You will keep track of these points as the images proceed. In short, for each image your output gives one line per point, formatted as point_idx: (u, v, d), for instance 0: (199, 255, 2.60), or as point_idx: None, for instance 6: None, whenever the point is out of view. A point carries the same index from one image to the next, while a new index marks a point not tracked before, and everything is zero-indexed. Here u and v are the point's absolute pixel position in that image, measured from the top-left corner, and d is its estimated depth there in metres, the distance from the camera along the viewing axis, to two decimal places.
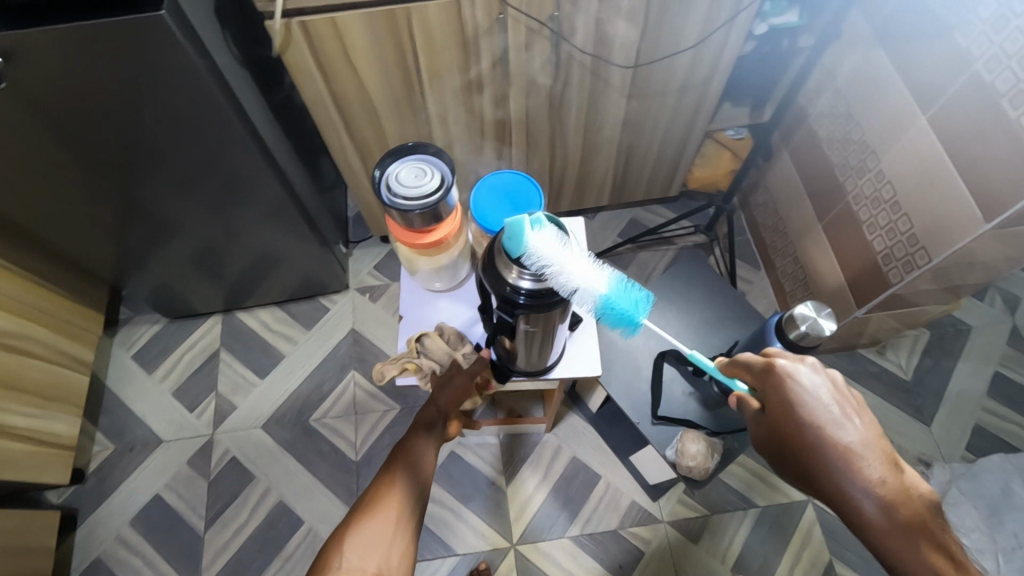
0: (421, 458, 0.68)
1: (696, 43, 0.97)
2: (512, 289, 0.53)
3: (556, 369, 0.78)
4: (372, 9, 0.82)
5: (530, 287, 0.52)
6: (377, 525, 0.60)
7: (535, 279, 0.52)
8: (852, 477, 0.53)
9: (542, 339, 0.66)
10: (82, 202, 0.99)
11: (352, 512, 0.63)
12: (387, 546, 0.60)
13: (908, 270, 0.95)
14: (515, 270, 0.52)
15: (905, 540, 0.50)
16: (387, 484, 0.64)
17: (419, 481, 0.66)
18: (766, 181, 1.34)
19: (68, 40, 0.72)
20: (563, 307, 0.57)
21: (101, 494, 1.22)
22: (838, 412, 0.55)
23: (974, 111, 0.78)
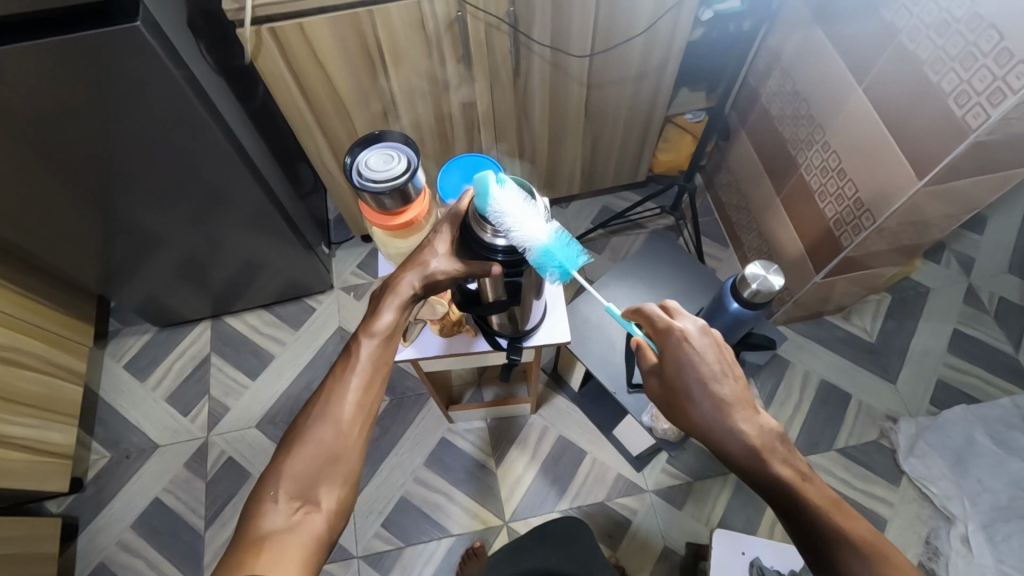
0: (390, 341, 0.61)
1: (647, 29, 1.02)
2: (489, 246, 0.59)
3: (534, 336, 0.84)
4: (337, 13, 0.87)
5: (506, 244, 0.59)
6: (327, 428, 0.54)
7: (511, 236, 0.58)
8: (723, 422, 0.58)
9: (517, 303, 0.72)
10: (68, 216, 1.02)
11: (286, 437, 0.55)
12: (339, 472, 0.54)
13: (857, 232, 1.01)
14: (489, 230, 0.58)
15: (758, 464, 0.57)
16: (347, 367, 0.58)
17: (385, 369, 0.60)
18: (727, 161, 1.40)
19: (45, 55, 0.75)
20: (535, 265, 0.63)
21: (100, 503, 1.24)
22: (718, 369, 0.59)
23: (902, 79, 0.84)
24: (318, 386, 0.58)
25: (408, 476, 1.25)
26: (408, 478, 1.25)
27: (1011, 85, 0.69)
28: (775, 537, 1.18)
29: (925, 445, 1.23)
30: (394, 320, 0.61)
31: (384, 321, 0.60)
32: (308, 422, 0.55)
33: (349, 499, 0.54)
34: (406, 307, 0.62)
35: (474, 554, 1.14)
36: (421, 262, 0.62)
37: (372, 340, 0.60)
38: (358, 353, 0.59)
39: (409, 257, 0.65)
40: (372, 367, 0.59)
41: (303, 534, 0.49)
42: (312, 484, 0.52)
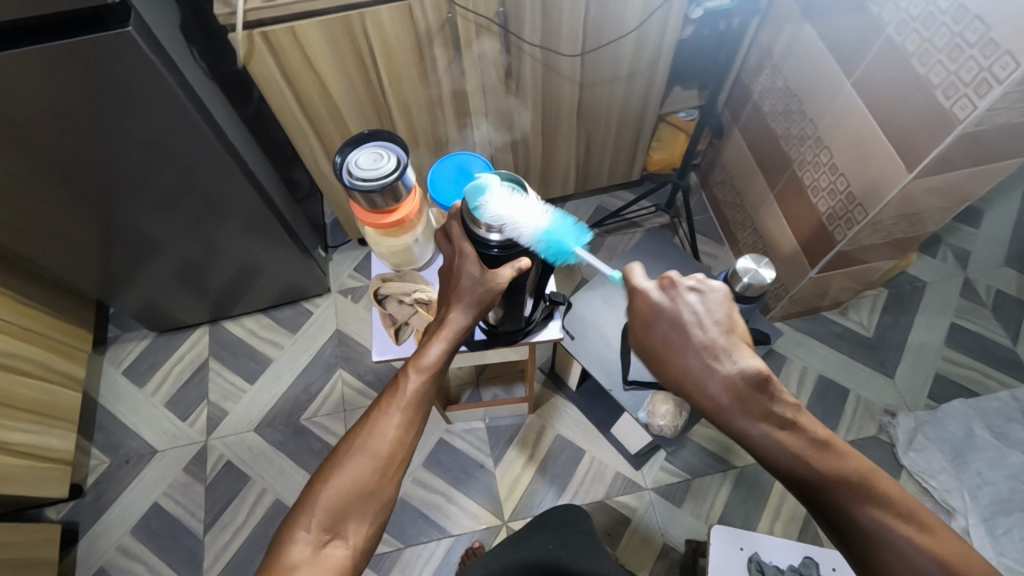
0: (436, 379, 0.59)
1: (637, 27, 1.03)
2: (483, 241, 0.58)
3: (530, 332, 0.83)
4: (328, 16, 0.88)
5: (499, 238, 0.57)
6: (363, 463, 0.54)
7: (502, 230, 0.57)
8: (708, 370, 0.54)
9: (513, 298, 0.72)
10: (64, 223, 1.03)
11: (325, 465, 0.55)
12: (368, 511, 0.53)
13: (850, 226, 1.01)
14: (484, 225, 0.57)
15: (746, 413, 0.53)
16: (392, 402, 0.57)
17: (427, 407, 0.58)
18: (721, 158, 1.41)
19: (38, 61, 0.75)
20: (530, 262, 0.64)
21: (100, 508, 1.24)
22: (701, 316, 0.56)
23: (890, 72, 0.85)
24: (360, 414, 0.57)
25: (406, 477, 1.25)
26: (407, 479, 1.25)
27: (997, 75, 0.70)
28: (775, 533, 1.18)
29: (923, 439, 1.23)
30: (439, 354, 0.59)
31: (430, 356, 0.59)
32: (347, 456, 0.54)
33: (373, 536, 0.54)
34: (452, 342, 0.60)
35: (473, 554, 1.14)
36: (461, 291, 0.60)
37: (420, 376, 0.58)
38: (400, 389, 0.58)
39: (446, 285, 0.63)
40: (415, 404, 0.57)
41: (327, 569, 0.49)
42: (343, 520, 0.52)
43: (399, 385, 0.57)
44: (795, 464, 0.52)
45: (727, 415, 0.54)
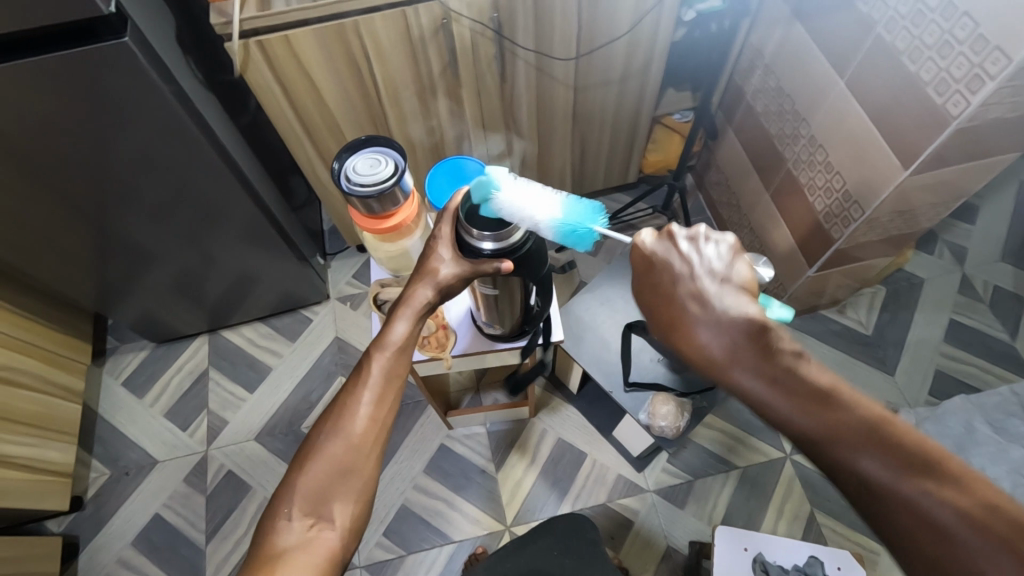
0: (405, 353, 0.56)
1: (629, 30, 1.03)
2: (475, 248, 0.57)
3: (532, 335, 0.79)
4: (322, 24, 0.88)
5: (492, 248, 0.57)
6: (338, 445, 0.51)
7: (495, 241, 0.56)
8: (699, 315, 0.54)
9: (514, 303, 0.70)
10: (61, 234, 1.02)
11: (303, 446, 0.52)
12: (349, 489, 0.50)
13: (846, 224, 1.02)
14: (475, 232, 0.56)
15: (743, 356, 0.52)
16: (361, 379, 0.54)
17: (399, 382, 0.55)
18: (716, 159, 1.41)
19: (33, 74, 0.75)
20: (525, 272, 0.62)
21: (100, 521, 1.24)
22: (697, 265, 0.57)
23: (881, 70, 0.85)
24: (329, 400, 0.55)
25: (408, 483, 1.25)
26: (408, 486, 1.24)
27: (989, 70, 0.70)
28: (778, 533, 1.17)
29: None
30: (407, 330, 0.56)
31: (397, 332, 0.56)
32: (321, 436, 0.52)
33: (363, 515, 0.51)
34: (419, 321, 0.58)
35: (476, 559, 1.14)
36: (429, 270, 0.58)
37: (386, 351, 0.55)
38: (370, 366, 0.55)
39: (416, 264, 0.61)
40: (384, 381, 0.55)
41: (315, 554, 0.47)
42: (321, 501, 0.49)
43: (365, 365, 0.55)
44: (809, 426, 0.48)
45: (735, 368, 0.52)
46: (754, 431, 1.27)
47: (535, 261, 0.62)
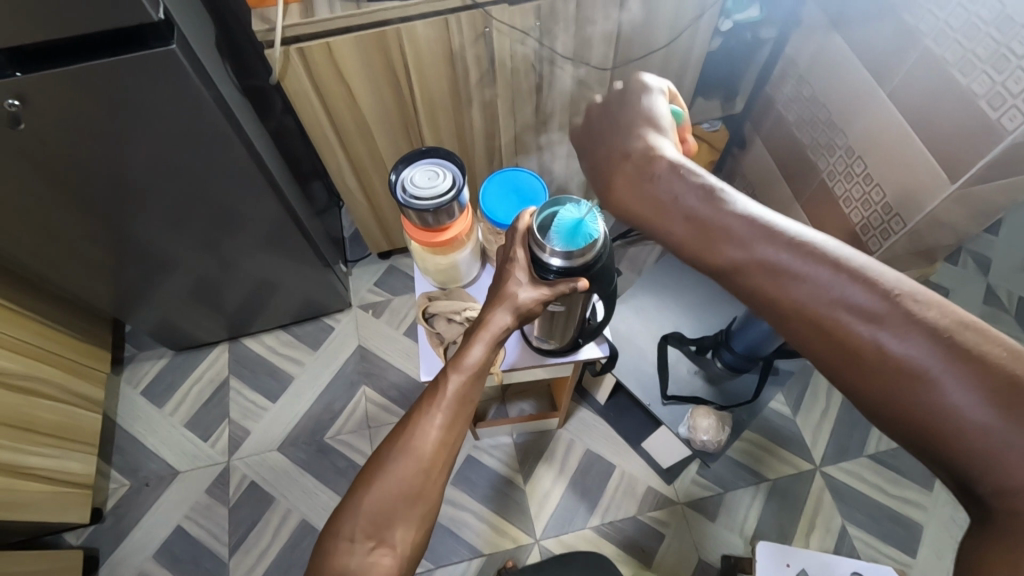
0: (479, 379, 0.55)
1: (667, 42, 1.03)
2: (542, 265, 0.56)
3: (583, 350, 0.77)
4: (364, 32, 0.87)
5: (560, 265, 0.55)
6: (407, 465, 0.50)
7: (564, 259, 0.55)
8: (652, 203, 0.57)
9: (572, 319, 0.68)
10: (90, 240, 1.00)
11: (369, 461, 0.52)
12: (410, 515, 0.49)
13: (886, 236, 1.01)
14: (548, 248, 0.55)
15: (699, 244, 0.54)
16: (434, 398, 0.53)
17: (471, 408, 0.54)
18: (741, 168, 1.40)
19: (75, 79, 0.73)
20: (591, 290, 0.60)
21: (121, 532, 1.21)
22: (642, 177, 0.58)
23: (928, 82, 0.85)
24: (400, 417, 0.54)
25: None
26: None
27: None
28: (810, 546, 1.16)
29: None
30: (483, 353, 0.55)
31: (473, 356, 0.55)
32: (389, 454, 0.51)
33: (420, 544, 0.50)
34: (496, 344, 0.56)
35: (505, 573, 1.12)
36: (507, 294, 0.56)
37: (462, 374, 0.54)
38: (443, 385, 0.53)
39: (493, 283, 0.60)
40: (458, 404, 0.53)
41: None
42: (383, 523, 0.48)
43: (440, 386, 0.53)
44: (853, 348, 0.45)
45: (785, 286, 0.48)
46: (783, 442, 1.26)
47: (604, 277, 0.60)
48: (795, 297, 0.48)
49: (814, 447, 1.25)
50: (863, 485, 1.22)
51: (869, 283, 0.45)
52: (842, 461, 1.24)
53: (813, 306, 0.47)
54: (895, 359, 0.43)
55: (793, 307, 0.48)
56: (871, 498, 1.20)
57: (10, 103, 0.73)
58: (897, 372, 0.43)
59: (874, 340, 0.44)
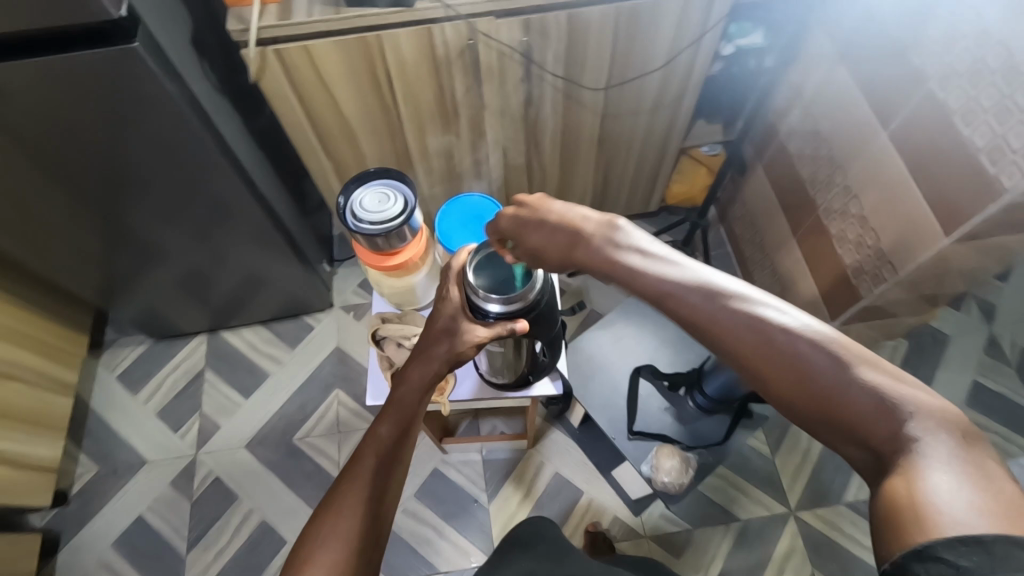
0: (405, 438, 0.55)
1: (664, 64, 0.99)
2: (481, 308, 0.62)
3: (536, 384, 0.76)
4: (344, 36, 0.84)
5: (500, 309, 0.62)
6: (336, 546, 0.47)
7: (503, 303, 0.61)
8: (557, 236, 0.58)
9: (520, 356, 0.70)
10: (66, 229, 1.00)
11: (294, 551, 0.48)
12: None
13: (876, 282, 0.96)
14: (481, 294, 0.62)
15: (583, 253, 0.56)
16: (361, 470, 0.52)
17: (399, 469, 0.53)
18: (741, 194, 1.35)
19: (39, 73, 0.73)
20: (532, 331, 0.66)
21: (84, 518, 1.22)
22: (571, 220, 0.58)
23: (929, 128, 0.80)
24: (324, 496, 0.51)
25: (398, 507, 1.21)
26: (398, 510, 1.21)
27: None
28: None
29: None
30: (407, 412, 0.56)
31: (396, 416, 0.55)
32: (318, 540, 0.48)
33: None
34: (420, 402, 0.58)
35: None
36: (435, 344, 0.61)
37: (386, 437, 0.54)
38: (370, 455, 0.53)
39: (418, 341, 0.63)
40: (385, 468, 0.52)
41: None
42: None
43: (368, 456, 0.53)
44: (767, 363, 0.46)
45: (704, 311, 0.49)
46: (759, 482, 1.22)
47: (542, 322, 0.66)
48: (724, 320, 0.48)
49: (791, 490, 1.21)
50: (838, 535, 1.17)
51: (743, 307, 0.48)
52: (818, 508, 1.19)
53: (740, 332, 0.48)
54: (806, 369, 0.45)
55: (708, 320, 0.49)
56: (845, 549, 1.16)
57: None
58: (811, 380, 0.45)
59: (791, 349, 0.46)
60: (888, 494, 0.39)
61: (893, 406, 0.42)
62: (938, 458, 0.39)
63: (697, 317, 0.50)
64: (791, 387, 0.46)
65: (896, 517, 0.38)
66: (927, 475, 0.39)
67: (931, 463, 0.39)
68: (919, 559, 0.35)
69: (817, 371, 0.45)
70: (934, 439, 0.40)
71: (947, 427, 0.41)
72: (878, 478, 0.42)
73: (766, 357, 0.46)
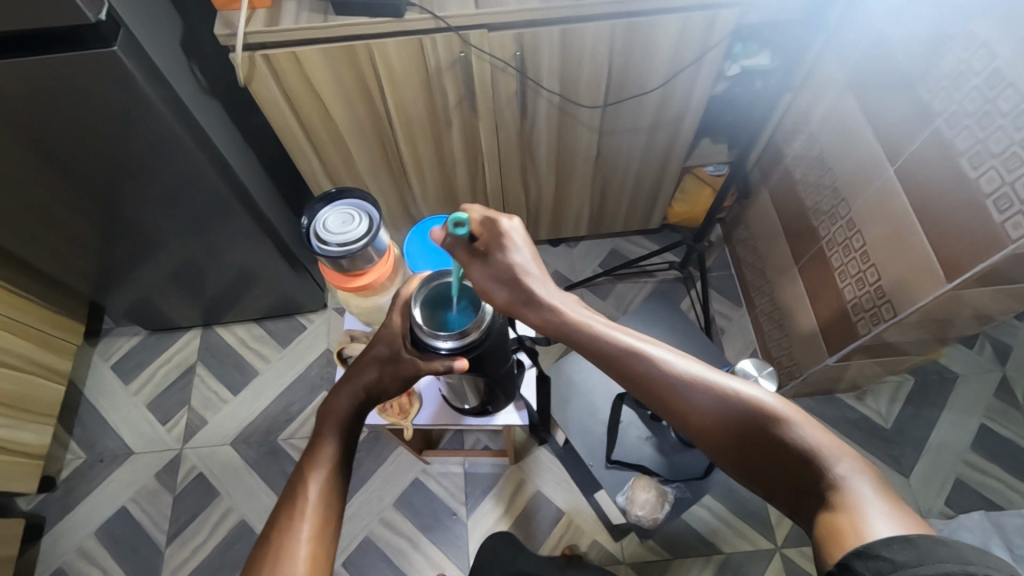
0: (340, 471, 0.57)
1: (664, 83, 0.96)
2: (430, 345, 0.61)
3: (498, 415, 0.80)
4: (333, 45, 0.83)
5: (450, 346, 0.60)
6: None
7: (454, 340, 0.60)
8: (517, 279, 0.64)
9: (479, 388, 0.71)
10: (56, 225, 1.01)
11: None
12: None
13: (875, 322, 0.92)
14: (430, 333, 0.60)
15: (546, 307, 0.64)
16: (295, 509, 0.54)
17: (337, 505, 0.55)
18: (745, 216, 1.31)
19: (18, 73, 0.73)
20: (488, 364, 0.65)
21: (69, 505, 1.24)
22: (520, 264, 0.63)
23: (935, 166, 0.76)
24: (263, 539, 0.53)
25: (375, 516, 1.20)
26: (374, 518, 1.20)
27: None
28: None
29: None
30: (337, 446, 0.58)
31: (329, 450, 0.57)
32: None
33: None
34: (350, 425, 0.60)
35: None
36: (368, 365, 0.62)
37: (320, 474, 0.56)
38: (303, 491, 0.55)
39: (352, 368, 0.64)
40: (321, 506, 0.54)
41: None
42: None
43: (298, 493, 0.55)
44: (707, 421, 0.55)
45: (655, 380, 0.59)
46: (744, 515, 1.18)
47: (496, 356, 0.65)
48: (674, 388, 0.57)
49: (777, 526, 1.17)
50: None
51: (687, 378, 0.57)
52: (805, 546, 1.15)
53: (688, 400, 0.57)
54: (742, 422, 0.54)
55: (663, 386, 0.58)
56: None
57: None
58: (748, 432, 0.53)
59: (731, 409, 0.55)
60: (826, 518, 0.46)
61: (819, 449, 0.50)
62: (862, 484, 0.47)
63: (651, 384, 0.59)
64: (731, 442, 0.54)
65: (836, 535, 0.44)
66: (853, 497, 0.46)
67: (864, 495, 0.46)
68: (860, 557, 0.41)
69: (749, 425, 0.53)
70: (856, 471, 0.48)
71: (865, 467, 0.48)
72: (813, 511, 0.48)
73: (708, 418, 0.55)
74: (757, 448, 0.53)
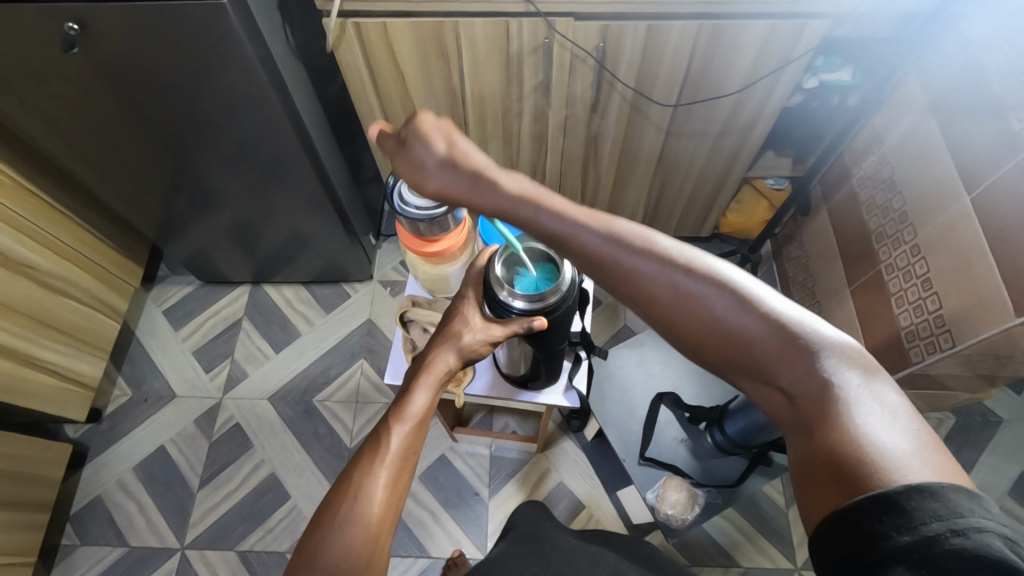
0: (421, 428, 0.58)
1: (740, 89, 0.95)
2: (504, 305, 0.62)
3: (544, 394, 0.81)
4: (422, 19, 0.85)
5: (522, 307, 0.62)
6: (356, 530, 0.50)
7: (527, 301, 0.61)
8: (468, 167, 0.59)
9: (528, 358, 0.73)
10: (135, 169, 1.05)
11: (311, 526, 0.51)
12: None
13: (930, 350, 0.90)
14: (506, 289, 0.62)
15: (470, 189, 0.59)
16: (376, 457, 0.54)
17: (414, 458, 0.56)
18: (800, 234, 1.29)
19: (130, 16, 0.77)
20: (548, 335, 0.65)
21: (111, 438, 1.29)
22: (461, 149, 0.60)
23: (1018, 197, 0.74)
24: (339, 476, 0.54)
25: None
26: None
27: None
28: None
29: None
30: (423, 404, 0.59)
31: (416, 405, 0.58)
32: (334, 523, 0.50)
33: None
34: (438, 389, 0.61)
35: (453, 565, 1.13)
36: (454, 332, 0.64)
37: (403, 427, 0.57)
38: (389, 436, 0.56)
39: (439, 329, 0.66)
40: (402, 458, 0.55)
41: None
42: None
43: (383, 438, 0.56)
44: (719, 332, 0.51)
45: (621, 260, 0.55)
46: (767, 532, 1.17)
47: (561, 329, 0.66)
48: (708, 317, 0.52)
49: (799, 547, 1.16)
50: None
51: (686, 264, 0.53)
52: None
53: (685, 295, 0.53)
54: (767, 341, 0.50)
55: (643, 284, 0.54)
56: None
57: (71, 27, 0.78)
58: (757, 338, 0.51)
59: (732, 297, 0.52)
60: (820, 448, 0.45)
61: (811, 342, 0.49)
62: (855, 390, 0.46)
63: (621, 275, 0.55)
64: (720, 342, 0.52)
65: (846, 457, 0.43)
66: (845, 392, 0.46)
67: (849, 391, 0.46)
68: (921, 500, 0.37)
69: (754, 318, 0.51)
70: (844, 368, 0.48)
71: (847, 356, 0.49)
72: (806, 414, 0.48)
73: (705, 315, 0.52)
74: (756, 348, 0.50)
